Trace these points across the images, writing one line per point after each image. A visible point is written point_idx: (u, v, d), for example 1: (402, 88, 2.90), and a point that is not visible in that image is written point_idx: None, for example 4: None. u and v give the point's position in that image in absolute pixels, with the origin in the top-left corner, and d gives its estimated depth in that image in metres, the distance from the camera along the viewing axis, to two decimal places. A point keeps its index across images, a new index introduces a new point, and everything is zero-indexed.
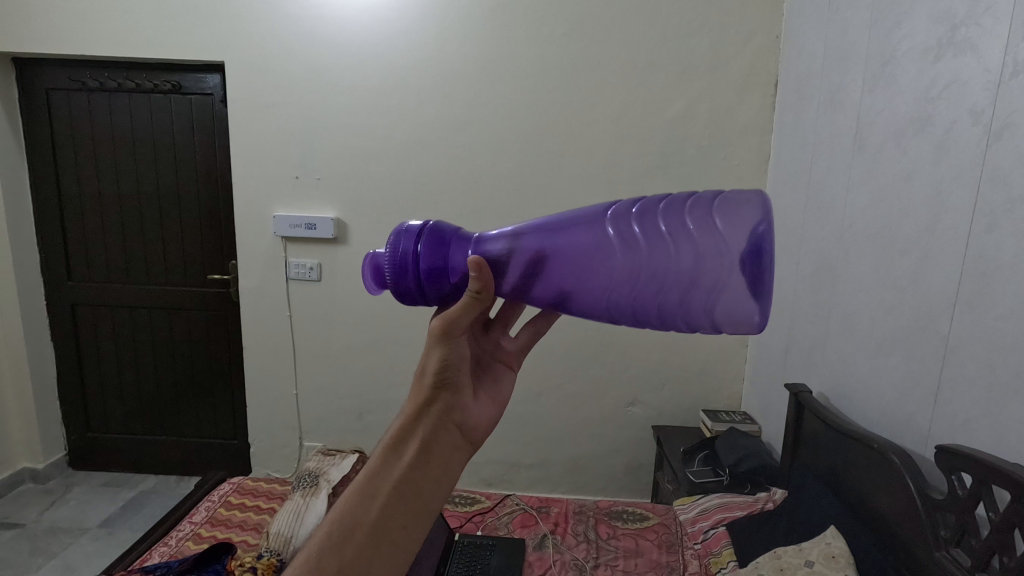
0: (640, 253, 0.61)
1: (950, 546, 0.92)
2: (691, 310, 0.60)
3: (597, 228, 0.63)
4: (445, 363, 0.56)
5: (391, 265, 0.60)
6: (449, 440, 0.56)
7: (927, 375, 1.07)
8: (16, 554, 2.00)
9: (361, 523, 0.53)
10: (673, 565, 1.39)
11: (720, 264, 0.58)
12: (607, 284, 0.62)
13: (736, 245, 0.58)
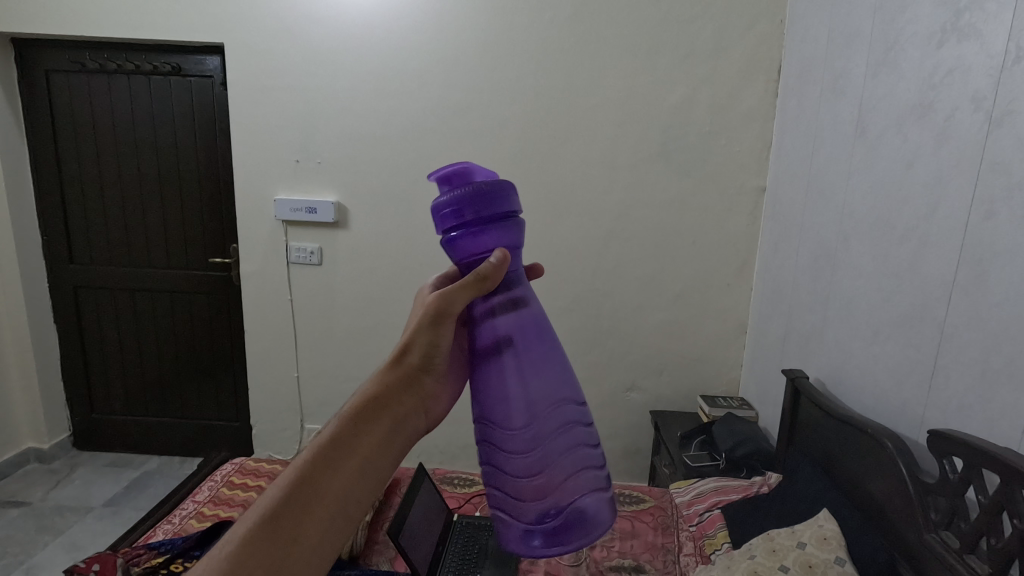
0: (553, 426, 0.61)
1: (940, 528, 0.93)
2: (512, 492, 0.61)
3: (552, 378, 0.61)
4: (431, 346, 0.64)
5: (464, 203, 0.58)
6: (413, 420, 0.63)
7: (922, 362, 1.08)
8: (22, 531, 2.03)
9: (325, 483, 0.54)
10: (668, 546, 1.41)
11: (562, 503, 0.61)
12: (510, 412, 0.60)
13: (577, 497, 0.61)
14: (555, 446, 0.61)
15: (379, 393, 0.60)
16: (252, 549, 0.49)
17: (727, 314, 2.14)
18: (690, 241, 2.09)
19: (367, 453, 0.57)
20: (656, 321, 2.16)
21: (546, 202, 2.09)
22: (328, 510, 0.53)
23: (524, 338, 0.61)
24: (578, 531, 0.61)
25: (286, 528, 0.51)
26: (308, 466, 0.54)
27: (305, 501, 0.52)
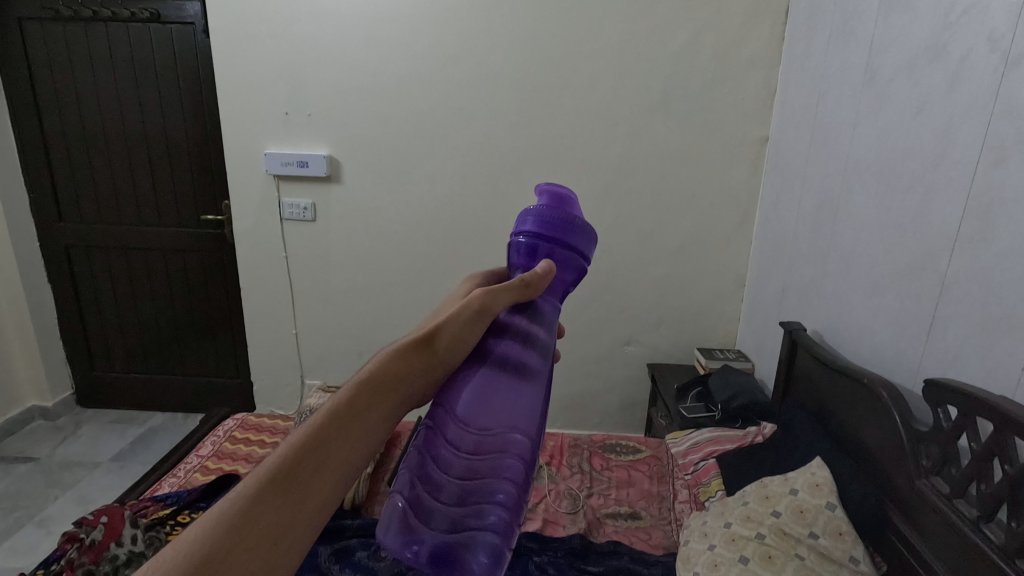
0: (508, 443, 0.56)
1: (930, 474, 0.95)
2: (425, 479, 0.52)
3: (526, 405, 0.59)
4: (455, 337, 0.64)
5: (554, 218, 0.71)
6: (413, 402, 0.62)
7: (921, 312, 1.07)
8: (32, 486, 2.08)
9: (334, 444, 0.52)
10: (663, 494, 1.46)
11: (466, 518, 0.51)
12: (475, 410, 0.57)
13: (481, 522, 0.51)
14: (491, 463, 0.54)
15: (394, 370, 0.60)
16: (265, 498, 0.46)
17: (726, 267, 2.13)
18: (690, 194, 2.05)
19: (373, 424, 0.56)
20: (655, 275, 2.15)
21: (543, 155, 2.04)
22: (333, 478, 0.51)
23: (529, 358, 0.64)
24: (461, 562, 0.49)
25: (299, 481, 0.48)
26: (323, 424, 0.52)
27: (315, 460, 0.50)
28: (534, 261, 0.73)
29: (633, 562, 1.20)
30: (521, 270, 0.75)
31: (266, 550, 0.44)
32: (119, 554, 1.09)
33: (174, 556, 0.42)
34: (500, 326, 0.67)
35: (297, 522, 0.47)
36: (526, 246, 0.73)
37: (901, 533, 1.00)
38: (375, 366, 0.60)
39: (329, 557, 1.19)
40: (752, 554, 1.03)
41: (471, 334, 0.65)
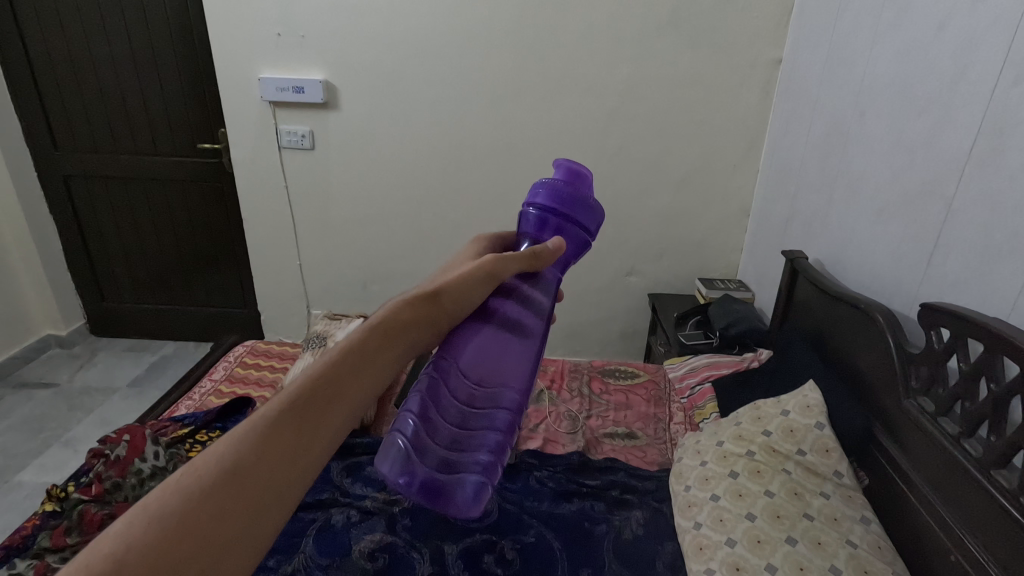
0: (501, 397, 0.62)
1: (918, 394, 0.98)
2: (425, 421, 0.58)
3: (522, 364, 0.64)
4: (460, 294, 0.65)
5: (565, 193, 0.73)
6: (419, 350, 0.63)
7: (924, 239, 1.07)
8: (56, 409, 2.17)
9: (339, 390, 0.53)
10: (659, 415, 1.51)
11: (456, 459, 0.58)
12: (475, 364, 0.62)
13: (469, 463, 0.58)
14: (482, 412, 0.60)
15: (403, 317, 0.61)
16: (269, 435, 0.47)
17: (731, 197, 2.10)
18: (698, 120, 1.99)
19: (376, 372, 0.57)
20: (659, 205, 2.13)
21: (547, 77, 1.97)
22: (342, 416, 0.52)
23: (530, 321, 0.68)
24: (449, 497, 0.56)
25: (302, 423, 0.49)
26: (328, 369, 0.53)
27: (320, 402, 0.51)
28: (544, 233, 0.76)
29: (629, 477, 1.27)
30: (529, 240, 0.78)
31: (284, 472, 0.46)
32: (143, 469, 1.16)
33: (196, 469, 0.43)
34: (506, 289, 0.70)
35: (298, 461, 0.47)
36: (535, 218, 0.75)
37: (886, 450, 1.04)
38: (383, 314, 0.62)
39: (341, 472, 1.26)
40: (741, 469, 1.09)
41: (478, 292, 0.67)
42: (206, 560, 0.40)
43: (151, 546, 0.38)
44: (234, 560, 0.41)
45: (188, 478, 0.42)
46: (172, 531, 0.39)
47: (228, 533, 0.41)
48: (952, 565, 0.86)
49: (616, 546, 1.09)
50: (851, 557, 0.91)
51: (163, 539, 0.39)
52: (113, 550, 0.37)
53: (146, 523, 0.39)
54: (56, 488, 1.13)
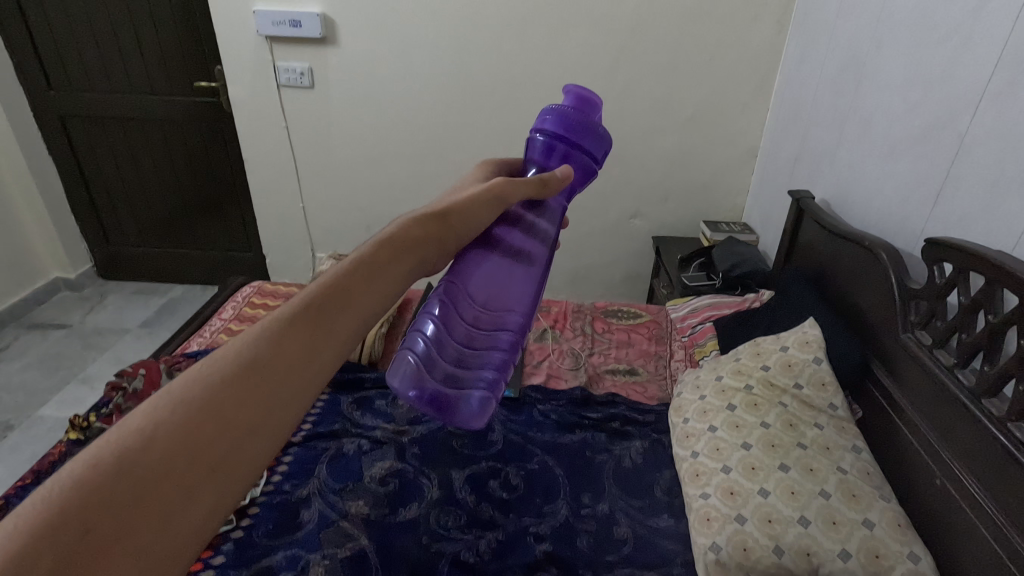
0: (506, 322, 0.65)
1: (917, 328, 0.99)
2: (434, 341, 0.61)
3: (526, 290, 0.67)
4: (467, 215, 0.66)
5: (574, 120, 0.72)
6: (426, 270, 0.64)
7: (933, 175, 1.06)
8: (71, 349, 2.22)
9: (348, 300, 0.54)
10: (660, 354, 1.54)
11: (463, 376, 0.62)
12: (482, 288, 0.65)
13: (475, 381, 0.62)
14: (489, 335, 0.64)
15: (409, 241, 0.62)
16: (279, 338, 0.48)
17: (739, 137, 2.06)
18: (709, 56, 1.93)
19: (385, 286, 0.58)
20: (665, 146, 2.09)
21: (552, 11, 1.89)
22: (352, 324, 0.53)
23: (534, 249, 0.70)
24: (456, 411, 0.60)
25: (311, 329, 0.50)
26: (336, 282, 0.54)
27: (331, 311, 0.52)
28: (551, 160, 0.75)
29: (630, 410, 1.31)
30: (535, 168, 0.77)
31: (300, 374, 0.47)
32: None
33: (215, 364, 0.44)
34: (512, 216, 0.71)
35: (308, 362, 0.48)
36: (543, 145, 0.74)
37: (881, 384, 1.07)
38: (390, 234, 0.62)
39: (351, 405, 1.31)
40: (739, 402, 1.12)
41: (484, 217, 0.67)
42: (229, 445, 0.42)
43: (178, 427, 0.40)
44: (254, 448, 0.43)
45: (208, 371, 0.44)
46: (198, 416, 0.41)
47: (248, 422, 0.43)
48: (937, 488, 0.91)
49: (616, 474, 1.14)
50: (841, 483, 0.96)
51: (188, 422, 0.41)
52: (142, 429, 0.39)
53: (167, 405, 0.41)
54: (79, 418, 1.18)
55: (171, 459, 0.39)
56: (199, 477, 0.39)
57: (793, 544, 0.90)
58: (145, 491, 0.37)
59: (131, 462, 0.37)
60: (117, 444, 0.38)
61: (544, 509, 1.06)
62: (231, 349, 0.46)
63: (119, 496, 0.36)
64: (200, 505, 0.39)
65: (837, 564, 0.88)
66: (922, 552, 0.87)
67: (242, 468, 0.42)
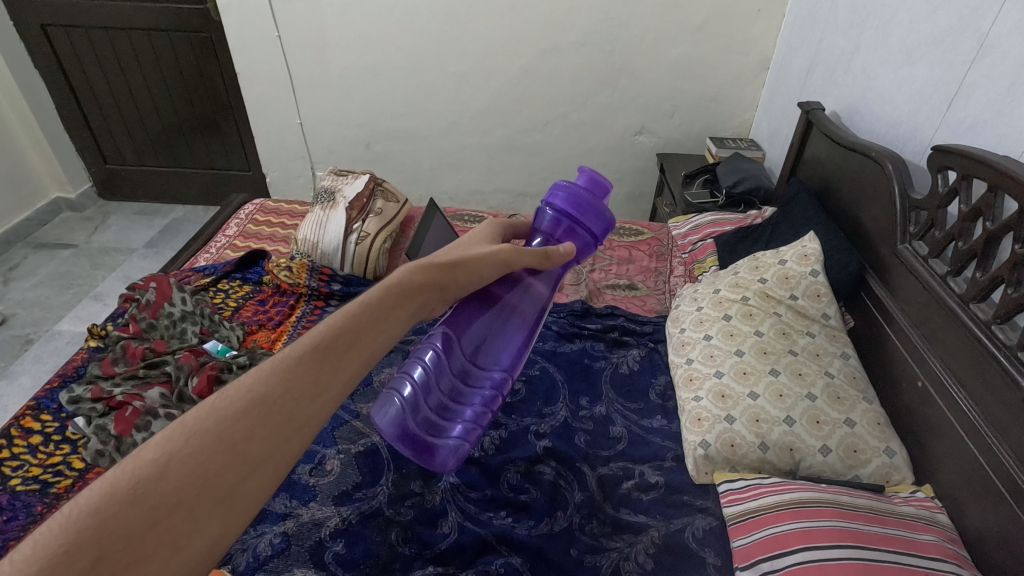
0: (488, 380, 0.74)
1: (915, 240, 1.01)
2: (421, 389, 0.73)
3: (509, 353, 0.74)
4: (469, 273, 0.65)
5: (583, 200, 0.76)
6: (428, 314, 0.61)
7: (949, 81, 1.02)
8: (80, 267, 2.25)
9: (364, 336, 0.50)
10: (660, 271, 1.57)
11: (439, 422, 0.74)
12: (471, 347, 0.72)
13: (450, 426, 0.75)
14: (469, 391, 0.74)
15: (424, 275, 0.59)
16: (294, 372, 0.44)
17: (751, 47, 1.97)
18: None
19: (396, 322, 0.54)
20: (673, 56, 2.01)
21: None
22: (364, 357, 0.49)
23: (526, 311, 0.75)
24: (428, 451, 0.74)
25: (327, 362, 0.46)
26: (352, 316, 0.50)
27: (346, 344, 0.48)
28: (556, 232, 0.80)
29: (628, 322, 1.35)
30: (541, 238, 0.81)
31: (311, 406, 0.44)
32: (173, 312, 1.25)
33: (223, 393, 0.41)
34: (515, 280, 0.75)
35: (322, 396, 0.45)
36: (552, 217, 0.79)
37: (874, 295, 1.10)
38: (402, 271, 0.59)
39: None
40: (735, 312, 1.15)
41: (490, 276, 0.69)
42: (238, 477, 0.38)
43: (188, 459, 0.37)
44: (262, 482, 0.39)
45: (218, 401, 0.40)
46: (212, 446, 0.38)
47: (261, 454, 0.40)
48: (918, 390, 0.95)
49: (614, 379, 1.20)
50: (827, 386, 1.00)
51: (199, 451, 0.38)
52: (156, 456, 0.36)
53: (182, 436, 0.38)
54: (96, 328, 1.22)
55: (178, 491, 0.36)
56: (207, 509, 0.36)
57: (778, 441, 0.96)
58: (155, 521, 0.34)
59: (138, 493, 0.35)
60: (131, 472, 0.35)
61: (544, 410, 1.12)
62: (245, 377, 0.43)
63: (128, 527, 0.33)
64: (207, 533, 0.36)
65: (817, 458, 0.94)
66: (898, 447, 0.95)
67: (250, 502, 0.38)
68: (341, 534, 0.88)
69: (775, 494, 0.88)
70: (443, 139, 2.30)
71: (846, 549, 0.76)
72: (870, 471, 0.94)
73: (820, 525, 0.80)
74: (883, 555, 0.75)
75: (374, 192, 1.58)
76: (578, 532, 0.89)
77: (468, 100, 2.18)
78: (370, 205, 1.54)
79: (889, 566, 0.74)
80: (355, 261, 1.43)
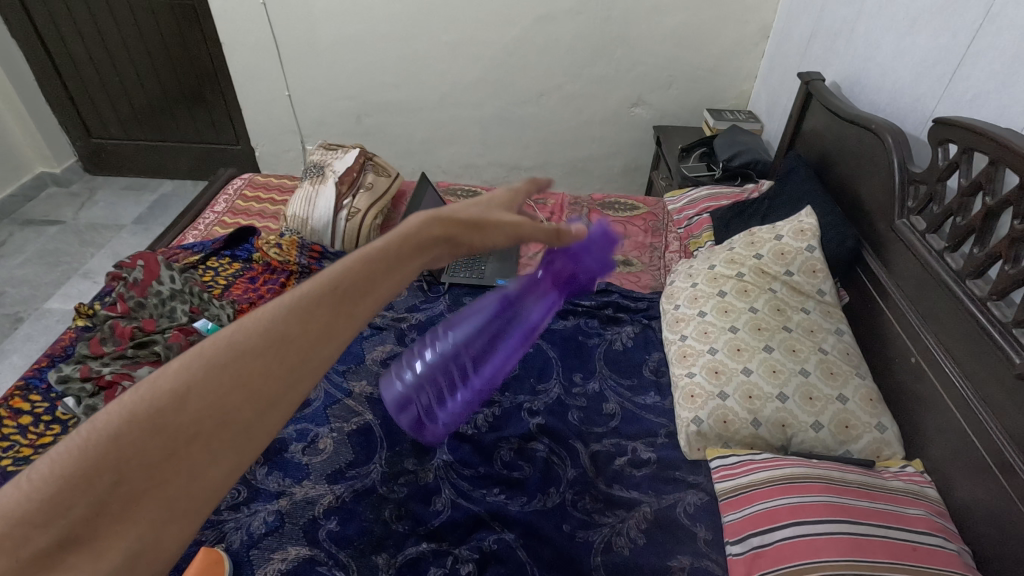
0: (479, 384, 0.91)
1: (913, 214, 0.99)
2: (425, 379, 0.91)
3: (501, 365, 0.92)
4: (479, 234, 0.62)
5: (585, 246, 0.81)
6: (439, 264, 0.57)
7: (953, 50, 1.00)
8: (68, 244, 2.22)
9: (377, 279, 0.47)
10: (655, 246, 1.55)
11: (435, 412, 0.92)
12: (472, 353, 0.89)
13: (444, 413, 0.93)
14: (462, 392, 0.91)
15: (438, 226, 0.56)
16: (307, 310, 0.42)
17: (751, 15, 1.92)
18: None
19: (409, 267, 0.51)
20: (671, 25, 1.96)
21: None
22: (378, 301, 0.47)
23: (524, 325, 0.89)
24: (422, 428, 0.94)
25: (342, 302, 0.44)
26: (367, 257, 0.48)
27: (360, 285, 0.45)
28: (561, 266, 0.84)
29: (622, 298, 1.34)
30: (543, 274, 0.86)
31: (325, 347, 0.41)
32: (162, 290, 1.23)
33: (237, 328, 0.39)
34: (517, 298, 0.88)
35: (336, 338, 0.42)
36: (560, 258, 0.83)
37: (870, 270, 1.09)
38: (415, 220, 0.55)
39: None
40: (730, 288, 1.14)
41: (502, 244, 0.65)
42: (252, 414, 0.37)
43: (203, 392, 0.36)
44: (276, 419, 0.39)
45: (236, 334, 0.39)
46: (225, 380, 0.37)
47: (275, 392, 0.39)
48: (911, 366, 0.95)
49: (608, 356, 1.20)
50: (821, 362, 1.00)
51: (213, 386, 0.37)
52: (172, 386, 0.36)
53: (197, 367, 0.37)
54: (83, 306, 1.20)
55: (196, 422, 0.36)
56: (222, 440, 0.36)
57: (770, 417, 0.97)
58: (172, 450, 0.34)
59: (155, 421, 0.34)
60: (147, 400, 0.35)
61: (538, 387, 1.12)
62: (258, 312, 0.41)
63: (144, 456, 0.34)
64: (220, 467, 0.36)
65: (809, 434, 0.95)
66: (889, 423, 0.95)
67: (261, 439, 0.38)
68: (334, 511, 0.88)
69: (767, 470, 0.88)
70: (436, 111, 2.25)
71: (836, 524, 0.77)
72: (861, 446, 0.94)
73: (811, 500, 0.81)
74: (871, 529, 0.76)
75: (365, 166, 1.56)
76: (570, 508, 0.90)
77: (460, 71, 2.13)
78: (361, 180, 1.52)
79: (878, 540, 0.75)
80: (346, 238, 1.41)
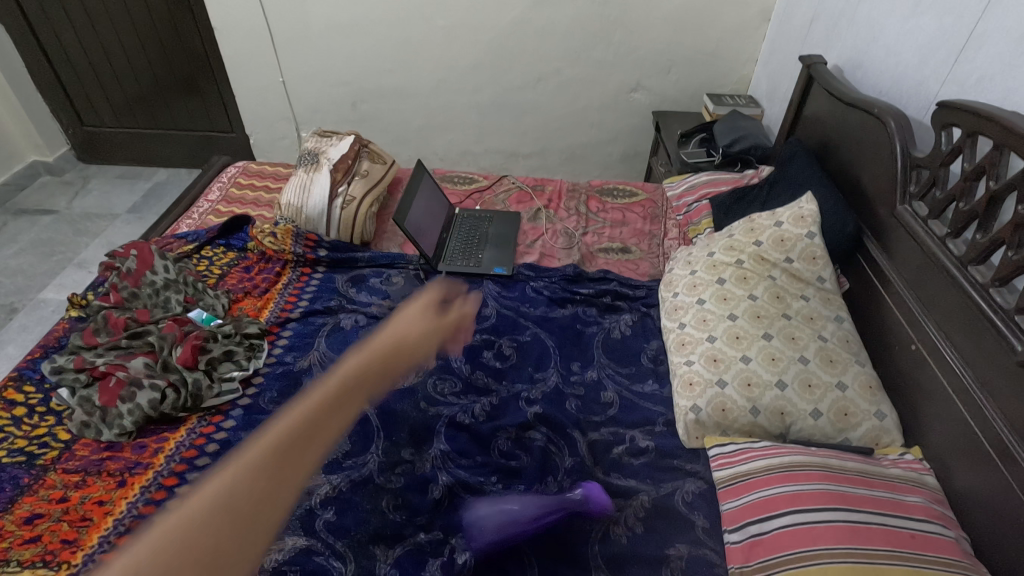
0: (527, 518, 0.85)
1: (915, 200, 0.98)
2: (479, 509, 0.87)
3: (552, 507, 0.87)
4: (408, 352, 0.70)
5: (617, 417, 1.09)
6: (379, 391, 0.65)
7: (957, 32, 0.98)
8: (62, 234, 2.20)
9: (310, 434, 0.57)
10: (654, 233, 1.53)
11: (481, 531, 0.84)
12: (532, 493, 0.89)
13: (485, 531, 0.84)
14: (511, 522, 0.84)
15: (364, 363, 0.65)
16: (252, 483, 0.52)
17: None
18: None
19: (342, 410, 0.60)
20: (670, 8, 1.93)
21: None
22: (317, 452, 0.56)
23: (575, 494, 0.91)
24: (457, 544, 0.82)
25: (282, 467, 0.54)
26: (299, 419, 0.58)
27: (296, 450, 0.55)
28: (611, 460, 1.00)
29: (621, 286, 1.33)
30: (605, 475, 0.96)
31: (275, 510, 0.51)
32: (156, 280, 1.21)
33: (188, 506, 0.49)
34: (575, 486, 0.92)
35: (278, 498, 0.52)
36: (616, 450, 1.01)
37: (871, 257, 1.08)
38: (345, 363, 0.65)
39: (346, 283, 1.32)
40: (729, 276, 1.12)
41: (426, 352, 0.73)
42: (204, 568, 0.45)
43: (161, 563, 0.45)
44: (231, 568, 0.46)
45: (192, 507, 0.49)
46: (181, 553, 0.46)
47: (224, 552, 0.47)
48: (911, 353, 0.95)
49: (606, 344, 1.19)
50: (821, 349, 0.99)
51: (171, 562, 0.45)
52: (130, 562, 0.44)
53: (155, 548, 0.45)
54: (77, 297, 1.20)
55: None
56: None
57: (769, 405, 0.96)
58: None
59: None
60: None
61: (536, 376, 1.11)
62: (209, 482, 0.51)
63: None
64: None
65: (807, 422, 0.94)
66: (888, 411, 0.95)
67: None
68: (331, 501, 0.88)
69: (765, 457, 0.88)
70: (432, 97, 2.22)
71: (835, 511, 0.76)
72: (860, 434, 0.94)
73: (809, 488, 0.80)
74: (869, 517, 0.76)
75: (360, 154, 1.54)
76: None
77: (456, 55, 2.09)
78: (356, 167, 1.50)
79: (877, 527, 0.74)
80: (342, 226, 1.40)
